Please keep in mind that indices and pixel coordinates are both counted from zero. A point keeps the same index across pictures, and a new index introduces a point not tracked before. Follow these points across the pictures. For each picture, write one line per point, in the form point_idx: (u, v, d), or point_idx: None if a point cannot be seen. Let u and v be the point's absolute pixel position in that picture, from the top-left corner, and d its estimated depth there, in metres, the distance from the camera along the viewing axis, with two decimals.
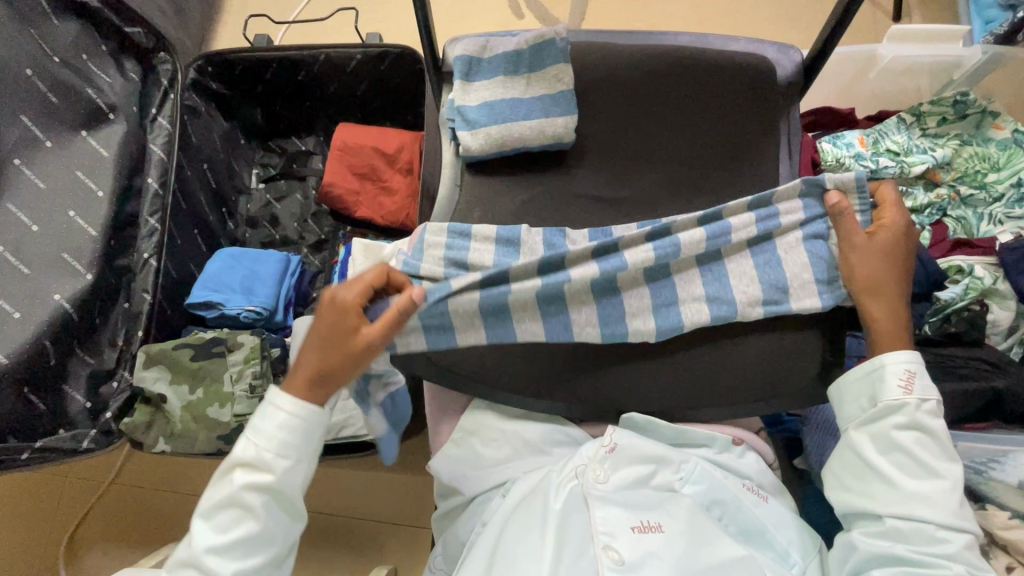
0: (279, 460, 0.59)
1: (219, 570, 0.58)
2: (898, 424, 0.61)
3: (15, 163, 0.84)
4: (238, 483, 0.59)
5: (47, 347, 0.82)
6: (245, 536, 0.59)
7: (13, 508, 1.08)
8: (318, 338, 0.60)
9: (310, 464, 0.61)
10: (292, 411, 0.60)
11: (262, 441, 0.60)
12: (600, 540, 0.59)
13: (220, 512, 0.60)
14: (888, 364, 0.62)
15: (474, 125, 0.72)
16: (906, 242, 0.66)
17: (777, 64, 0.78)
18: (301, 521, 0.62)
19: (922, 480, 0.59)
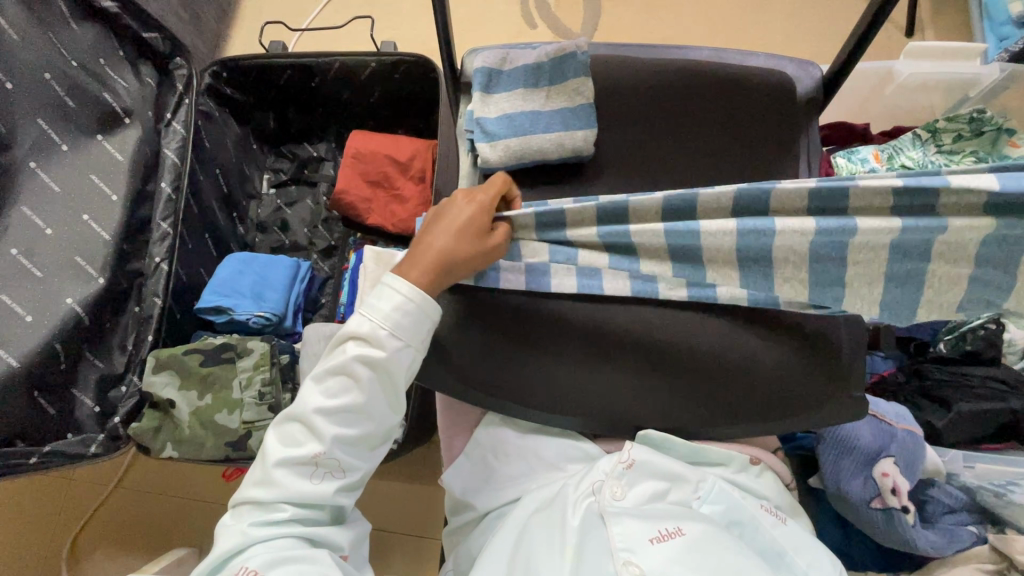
0: (393, 338, 0.60)
1: (325, 430, 0.60)
2: None
3: (31, 165, 0.83)
4: (351, 353, 0.60)
5: (58, 350, 0.82)
6: (350, 406, 0.60)
7: (14, 511, 1.07)
8: (450, 230, 0.61)
9: (419, 349, 0.62)
10: (408, 294, 0.60)
11: (379, 317, 0.60)
12: (620, 556, 0.58)
13: (330, 378, 0.61)
14: None
15: (493, 137, 0.71)
16: None
17: (796, 79, 0.78)
18: (401, 405, 0.64)
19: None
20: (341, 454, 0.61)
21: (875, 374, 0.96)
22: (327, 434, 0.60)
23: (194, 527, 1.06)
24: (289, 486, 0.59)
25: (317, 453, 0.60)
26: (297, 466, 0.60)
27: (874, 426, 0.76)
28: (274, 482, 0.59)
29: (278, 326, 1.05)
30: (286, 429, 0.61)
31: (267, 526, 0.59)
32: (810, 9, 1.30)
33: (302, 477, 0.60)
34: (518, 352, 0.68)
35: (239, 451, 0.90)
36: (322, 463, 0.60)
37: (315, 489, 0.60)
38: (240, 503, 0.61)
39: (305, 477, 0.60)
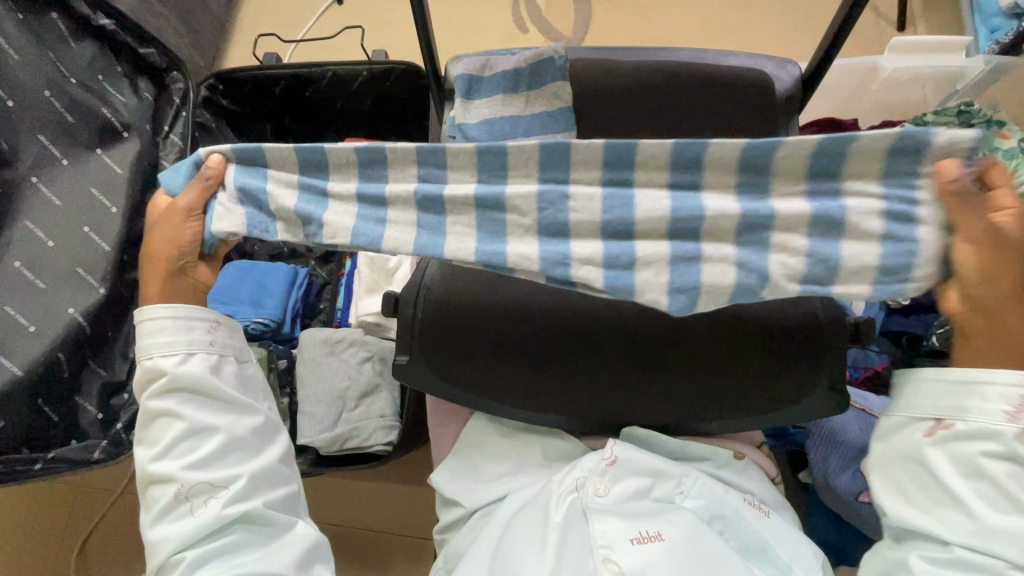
0: (173, 357, 0.62)
1: (168, 468, 0.60)
2: (989, 450, 0.51)
3: (33, 181, 0.87)
4: (147, 398, 0.62)
5: (60, 359, 0.84)
6: (177, 433, 0.61)
7: (21, 518, 1.10)
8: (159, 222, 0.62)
9: (202, 349, 0.63)
10: (166, 313, 0.62)
11: (154, 352, 0.62)
12: (600, 553, 0.60)
13: (151, 429, 0.62)
14: (997, 382, 0.51)
15: (474, 143, 0.73)
16: (1007, 246, 0.49)
17: (775, 78, 0.78)
18: (230, 397, 0.63)
19: (1011, 516, 0.50)
20: (205, 473, 0.60)
21: (865, 369, 0.96)
22: (175, 470, 0.60)
23: None
24: (174, 535, 0.59)
25: (177, 492, 0.59)
26: (170, 514, 0.59)
27: (863, 421, 0.77)
28: (158, 542, 0.59)
29: (277, 331, 1.06)
30: (148, 498, 0.61)
31: None
32: (798, 7, 1.30)
33: (181, 519, 0.59)
34: (502, 351, 0.69)
35: None
36: (190, 496, 0.59)
37: (199, 519, 0.59)
38: None
39: (185, 517, 0.59)
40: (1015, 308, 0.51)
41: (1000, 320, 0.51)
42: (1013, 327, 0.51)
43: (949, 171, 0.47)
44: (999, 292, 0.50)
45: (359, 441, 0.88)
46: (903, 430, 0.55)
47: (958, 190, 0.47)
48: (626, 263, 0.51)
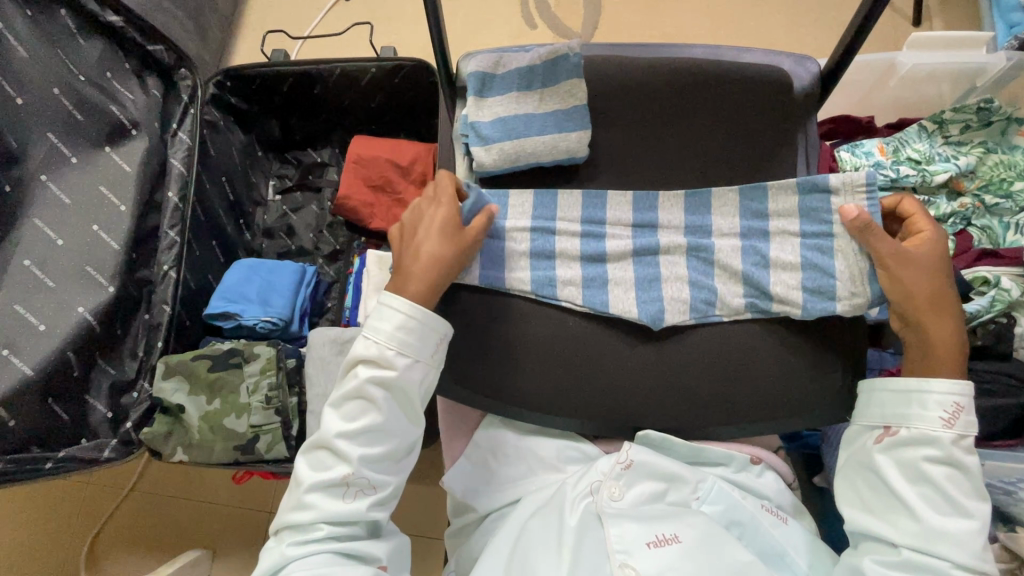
0: (399, 356, 0.63)
1: (350, 451, 0.62)
2: (931, 456, 0.60)
3: (42, 179, 0.86)
4: (362, 377, 0.63)
5: (70, 358, 0.84)
6: (369, 425, 0.63)
7: (32, 515, 1.10)
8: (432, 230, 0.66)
9: (428, 365, 0.64)
10: (408, 313, 0.63)
11: (383, 339, 0.63)
12: (617, 558, 0.60)
13: (347, 403, 0.64)
14: (933, 392, 0.61)
15: (487, 141, 0.71)
16: (942, 257, 0.65)
17: (793, 75, 0.77)
18: (421, 414, 0.66)
19: (948, 517, 0.59)
20: (372, 471, 0.63)
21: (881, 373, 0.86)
22: (354, 455, 0.62)
23: (208, 528, 1.09)
24: (324, 506, 0.62)
25: (346, 475, 0.62)
26: (330, 488, 0.62)
27: None
28: (308, 506, 0.62)
29: (285, 330, 1.06)
30: (316, 457, 0.64)
31: (308, 544, 0.61)
32: (813, 3, 1.28)
33: (336, 497, 0.62)
34: (516, 352, 0.68)
35: (246, 454, 0.91)
36: (352, 483, 0.62)
37: (348, 507, 0.62)
38: (280, 528, 0.64)
39: (339, 497, 0.62)
40: (941, 309, 0.63)
41: (931, 319, 0.63)
42: (939, 325, 0.63)
43: (851, 213, 0.65)
44: (920, 294, 0.63)
45: None
46: (860, 445, 0.66)
47: (867, 228, 0.64)
48: (600, 283, 0.69)
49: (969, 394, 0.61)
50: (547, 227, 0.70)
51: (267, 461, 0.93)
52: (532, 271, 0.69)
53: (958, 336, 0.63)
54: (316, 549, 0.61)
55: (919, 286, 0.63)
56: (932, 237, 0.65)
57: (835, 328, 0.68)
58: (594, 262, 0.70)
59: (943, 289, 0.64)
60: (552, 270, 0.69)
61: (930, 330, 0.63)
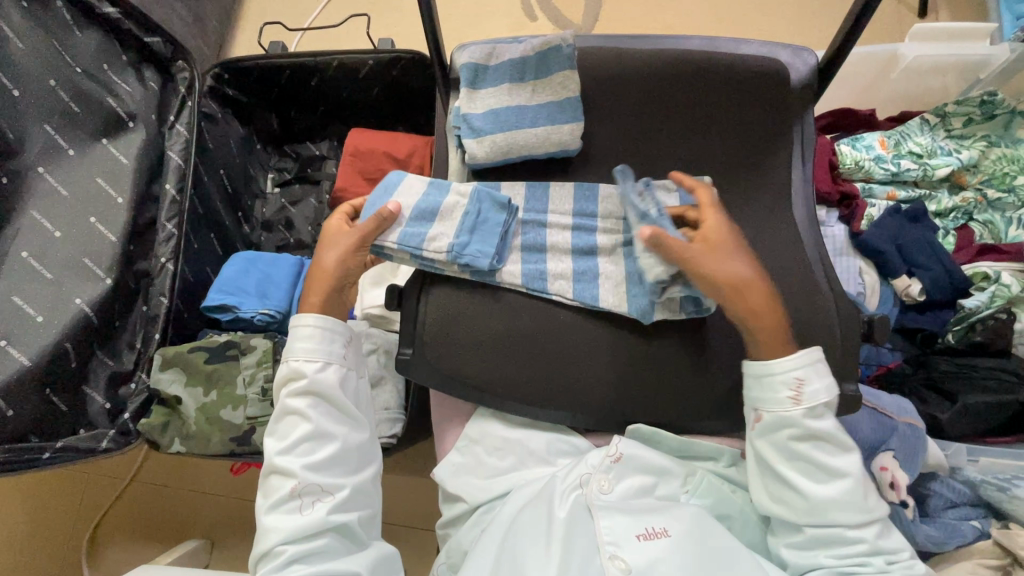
0: (311, 363, 0.68)
1: (290, 463, 0.66)
2: (796, 434, 0.59)
3: (39, 171, 0.87)
4: (284, 394, 0.69)
5: (68, 349, 0.84)
6: (303, 434, 0.67)
7: (34, 503, 1.12)
8: (334, 242, 0.71)
9: (339, 363, 0.70)
10: (315, 325, 0.69)
11: (296, 355, 0.69)
12: (607, 550, 0.60)
13: (280, 424, 0.69)
14: (776, 372, 0.60)
15: (479, 133, 0.71)
16: (737, 246, 0.63)
17: (790, 67, 0.76)
18: (352, 410, 0.70)
19: (826, 483, 0.60)
20: (320, 477, 0.66)
21: (878, 367, 0.95)
22: (296, 467, 0.66)
23: (207, 518, 1.10)
24: (284, 526, 0.64)
25: (294, 487, 0.65)
26: (284, 506, 0.65)
27: (874, 418, 0.77)
28: (269, 527, 0.64)
29: (283, 322, 1.06)
30: (267, 483, 0.67)
31: (282, 569, 0.62)
32: None
33: (291, 513, 0.65)
34: (504, 346, 0.68)
35: (245, 446, 0.91)
36: (303, 493, 0.65)
37: (308, 517, 0.64)
38: (256, 561, 0.65)
39: (296, 512, 0.65)
40: (759, 285, 0.62)
41: (755, 302, 0.61)
42: (765, 302, 0.62)
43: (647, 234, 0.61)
44: (734, 280, 0.61)
45: None
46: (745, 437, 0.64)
47: (661, 242, 0.61)
48: (591, 276, 0.69)
49: (814, 360, 0.60)
50: (539, 220, 0.71)
51: (262, 453, 0.92)
52: (522, 266, 0.69)
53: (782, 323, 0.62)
54: (291, 567, 0.62)
55: (727, 285, 0.61)
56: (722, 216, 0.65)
57: (828, 324, 0.68)
58: (585, 256, 0.70)
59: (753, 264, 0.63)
60: (542, 263, 0.69)
61: (760, 316, 0.61)
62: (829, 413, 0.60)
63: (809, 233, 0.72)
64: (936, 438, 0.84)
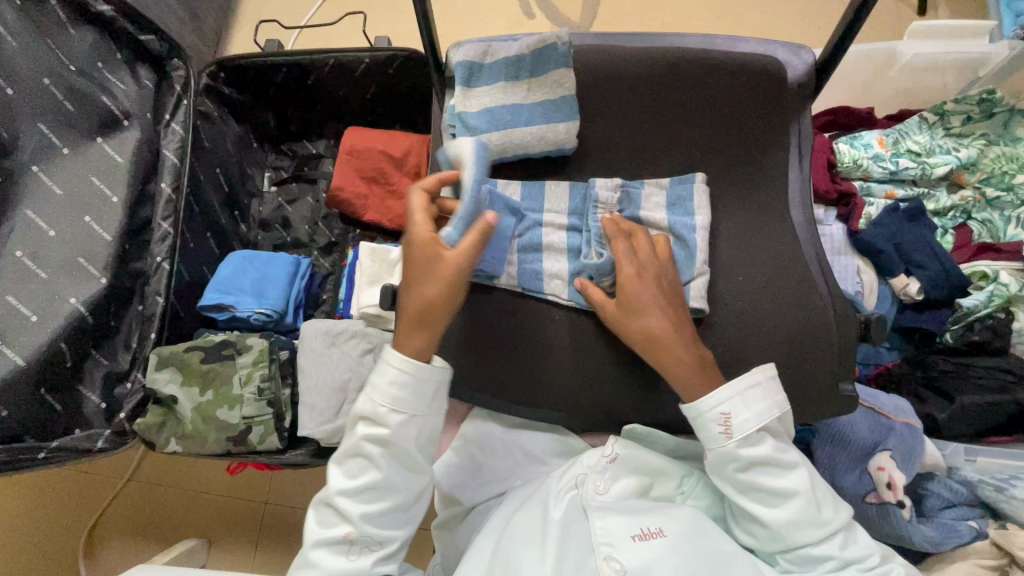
0: (395, 415, 0.61)
1: (349, 509, 0.61)
2: (738, 466, 0.60)
3: (33, 170, 0.86)
4: (360, 434, 0.62)
5: (63, 349, 0.84)
6: (369, 483, 0.62)
7: (31, 503, 1.11)
8: (425, 268, 0.61)
9: (426, 418, 0.62)
10: (401, 368, 0.61)
11: (378, 397, 0.61)
12: (602, 551, 0.60)
13: (350, 460, 0.63)
14: (704, 411, 0.60)
15: (475, 132, 0.70)
16: (657, 293, 0.63)
17: (788, 65, 0.75)
18: (422, 470, 0.64)
19: (781, 506, 0.59)
20: (376, 529, 0.62)
21: (876, 366, 0.95)
22: (353, 513, 0.61)
23: (204, 518, 1.10)
24: (329, 566, 0.61)
25: (348, 533, 0.61)
26: (332, 545, 0.62)
27: (871, 419, 0.78)
28: (312, 564, 0.61)
29: (280, 322, 1.06)
30: (319, 512, 0.64)
31: None
32: None
33: (338, 554, 0.61)
34: (499, 347, 0.68)
35: (241, 446, 0.91)
36: (355, 540, 0.61)
37: (353, 564, 0.61)
38: None
39: (342, 554, 0.61)
40: (675, 340, 0.61)
41: (665, 356, 0.61)
42: (677, 356, 0.61)
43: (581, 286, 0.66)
44: (646, 335, 0.62)
45: None
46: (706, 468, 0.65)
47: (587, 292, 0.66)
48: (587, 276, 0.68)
49: (741, 391, 0.60)
50: (535, 219, 0.70)
51: (259, 452, 0.93)
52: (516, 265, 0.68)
53: (704, 370, 0.61)
54: None
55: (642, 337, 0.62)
56: (653, 262, 0.64)
57: (824, 324, 0.67)
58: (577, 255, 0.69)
59: (676, 315, 0.63)
60: (538, 263, 0.69)
61: (671, 370, 0.61)
62: (764, 438, 0.59)
63: (807, 232, 0.72)
64: (933, 438, 0.84)
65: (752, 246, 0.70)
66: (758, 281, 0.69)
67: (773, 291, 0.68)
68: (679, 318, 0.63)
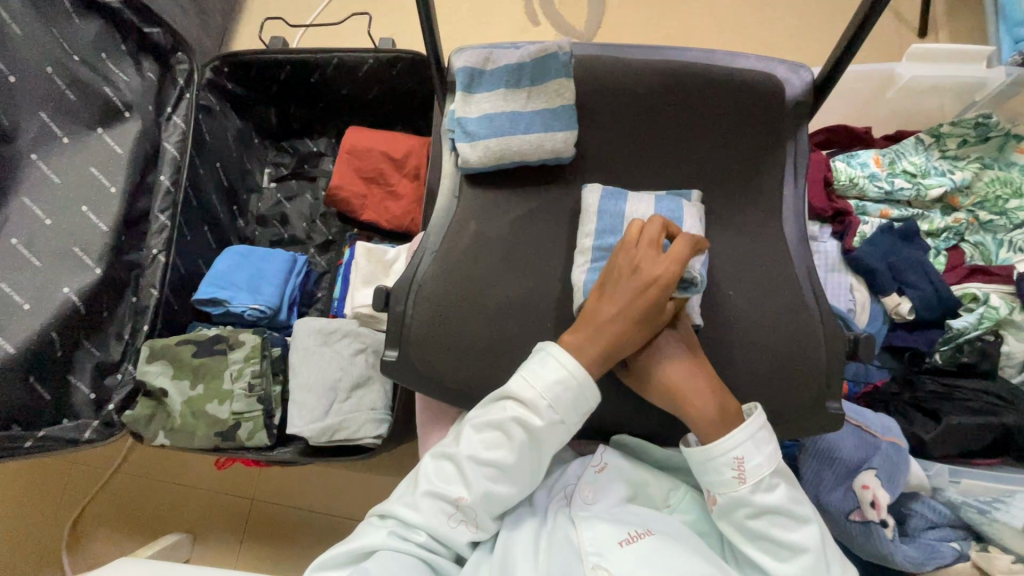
0: (551, 410, 0.60)
1: (474, 478, 0.61)
2: (748, 512, 0.59)
3: (32, 158, 0.87)
4: (510, 413, 0.61)
5: (54, 337, 0.84)
6: (499, 462, 0.61)
7: (14, 491, 1.11)
8: (633, 308, 0.61)
9: (570, 427, 0.62)
10: (573, 372, 0.60)
11: (541, 386, 0.61)
12: (589, 560, 0.60)
13: (488, 431, 0.62)
14: (718, 454, 0.59)
15: (473, 137, 0.71)
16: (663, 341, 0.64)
17: (786, 82, 0.75)
18: (541, 474, 0.64)
19: (789, 561, 0.58)
20: (486, 507, 0.61)
21: (866, 384, 0.95)
22: (474, 483, 0.61)
23: (190, 512, 1.10)
24: (432, 517, 0.61)
25: (461, 498, 0.61)
26: (442, 502, 0.62)
27: (858, 436, 0.78)
28: (420, 508, 0.61)
29: (273, 319, 1.06)
30: (438, 464, 0.64)
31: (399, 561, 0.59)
32: (817, 11, 1.27)
33: (442, 512, 0.61)
34: (491, 352, 0.68)
35: (229, 442, 0.90)
36: (462, 508, 0.61)
37: (450, 527, 0.61)
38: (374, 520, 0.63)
39: (444, 514, 0.61)
40: (689, 387, 0.62)
41: (682, 405, 0.62)
42: (693, 403, 0.61)
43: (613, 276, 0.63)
44: (666, 387, 0.63)
45: (349, 434, 0.87)
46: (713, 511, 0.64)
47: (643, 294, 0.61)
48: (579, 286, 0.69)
49: (753, 434, 0.59)
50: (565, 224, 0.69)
51: (247, 449, 0.92)
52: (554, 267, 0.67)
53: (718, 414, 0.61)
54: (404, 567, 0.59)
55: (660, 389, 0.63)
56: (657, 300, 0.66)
57: (812, 338, 0.68)
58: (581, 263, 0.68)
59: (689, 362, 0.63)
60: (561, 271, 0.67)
61: (691, 417, 0.61)
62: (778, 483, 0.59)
63: (799, 248, 0.72)
64: (919, 459, 0.85)
65: (744, 261, 0.70)
66: (748, 296, 0.69)
67: (763, 307, 0.69)
68: (689, 366, 0.63)
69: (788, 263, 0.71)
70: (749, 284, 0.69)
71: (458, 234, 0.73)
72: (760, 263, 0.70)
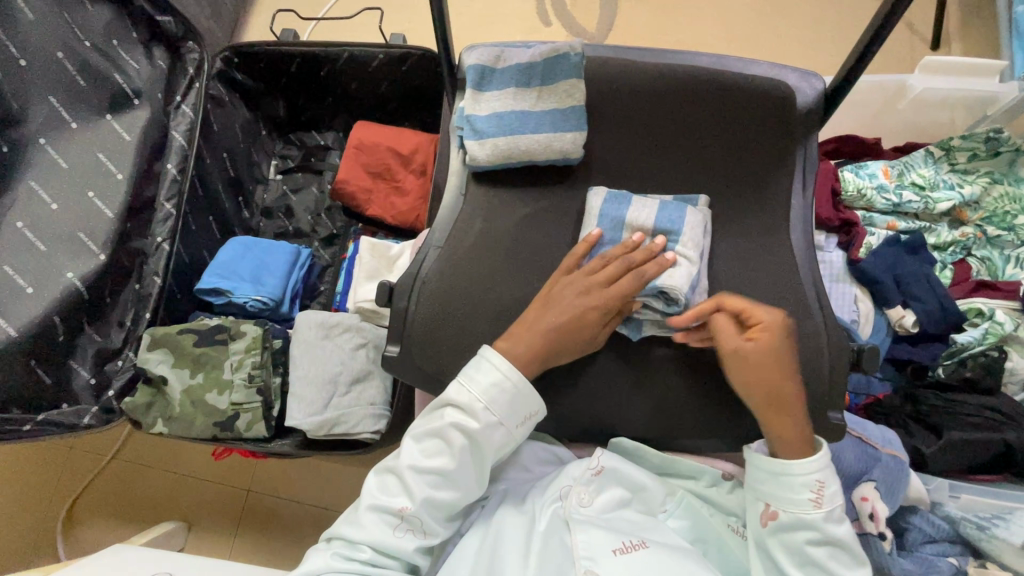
0: (487, 412, 0.61)
1: (416, 487, 0.60)
2: (813, 538, 0.59)
3: (40, 142, 0.87)
4: (448, 419, 0.61)
5: (56, 322, 0.84)
6: (441, 469, 0.61)
7: (12, 473, 1.11)
8: (569, 324, 0.64)
9: (509, 429, 0.62)
10: (507, 375, 0.61)
11: (476, 389, 0.61)
12: (582, 564, 0.59)
13: (428, 439, 0.62)
14: (800, 473, 0.59)
15: (482, 136, 0.71)
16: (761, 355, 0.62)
17: (798, 90, 0.74)
18: (486, 478, 0.63)
19: None
20: (430, 516, 0.60)
21: (868, 395, 0.95)
22: (416, 492, 0.60)
23: (186, 500, 1.10)
24: (376, 532, 0.59)
25: (404, 508, 0.60)
26: (385, 515, 0.60)
27: (858, 448, 0.77)
28: (362, 523, 0.60)
29: (276, 311, 1.06)
30: (382, 479, 0.62)
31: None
32: (830, 20, 1.27)
33: (386, 525, 0.60)
34: None
35: (227, 432, 0.90)
36: (407, 518, 0.60)
37: (396, 540, 0.59)
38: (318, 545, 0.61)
39: (390, 527, 0.60)
40: (793, 408, 0.61)
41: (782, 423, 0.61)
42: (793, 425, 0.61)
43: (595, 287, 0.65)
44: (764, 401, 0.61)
45: (348, 429, 0.87)
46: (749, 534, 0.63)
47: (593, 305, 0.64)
48: None
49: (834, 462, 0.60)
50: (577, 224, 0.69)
51: (246, 440, 0.92)
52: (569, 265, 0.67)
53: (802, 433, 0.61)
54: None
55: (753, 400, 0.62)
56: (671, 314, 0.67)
57: (816, 348, 0.68)
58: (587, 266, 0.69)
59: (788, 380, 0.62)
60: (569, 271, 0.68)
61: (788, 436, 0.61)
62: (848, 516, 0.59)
63: (806, 257, 0.72)
64: (919, 473, 0.84)
65: (750, 268, 0.70)
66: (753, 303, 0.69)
67: None
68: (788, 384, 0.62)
69: (794, 271, 0.70)
70: (754, 291, 0.69)
71: (463, 231, 0.73)
72: (766, 271, 0.70)
